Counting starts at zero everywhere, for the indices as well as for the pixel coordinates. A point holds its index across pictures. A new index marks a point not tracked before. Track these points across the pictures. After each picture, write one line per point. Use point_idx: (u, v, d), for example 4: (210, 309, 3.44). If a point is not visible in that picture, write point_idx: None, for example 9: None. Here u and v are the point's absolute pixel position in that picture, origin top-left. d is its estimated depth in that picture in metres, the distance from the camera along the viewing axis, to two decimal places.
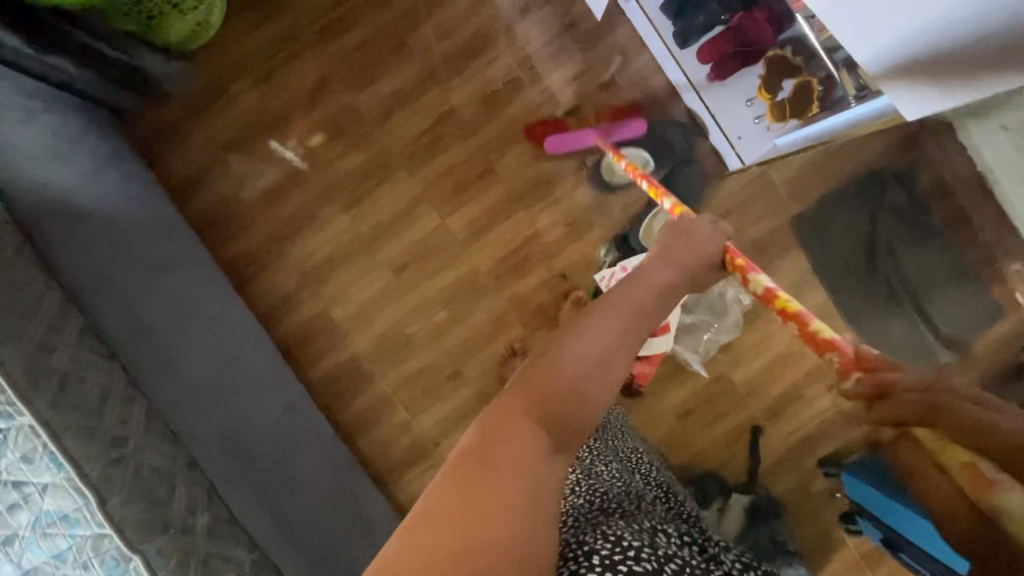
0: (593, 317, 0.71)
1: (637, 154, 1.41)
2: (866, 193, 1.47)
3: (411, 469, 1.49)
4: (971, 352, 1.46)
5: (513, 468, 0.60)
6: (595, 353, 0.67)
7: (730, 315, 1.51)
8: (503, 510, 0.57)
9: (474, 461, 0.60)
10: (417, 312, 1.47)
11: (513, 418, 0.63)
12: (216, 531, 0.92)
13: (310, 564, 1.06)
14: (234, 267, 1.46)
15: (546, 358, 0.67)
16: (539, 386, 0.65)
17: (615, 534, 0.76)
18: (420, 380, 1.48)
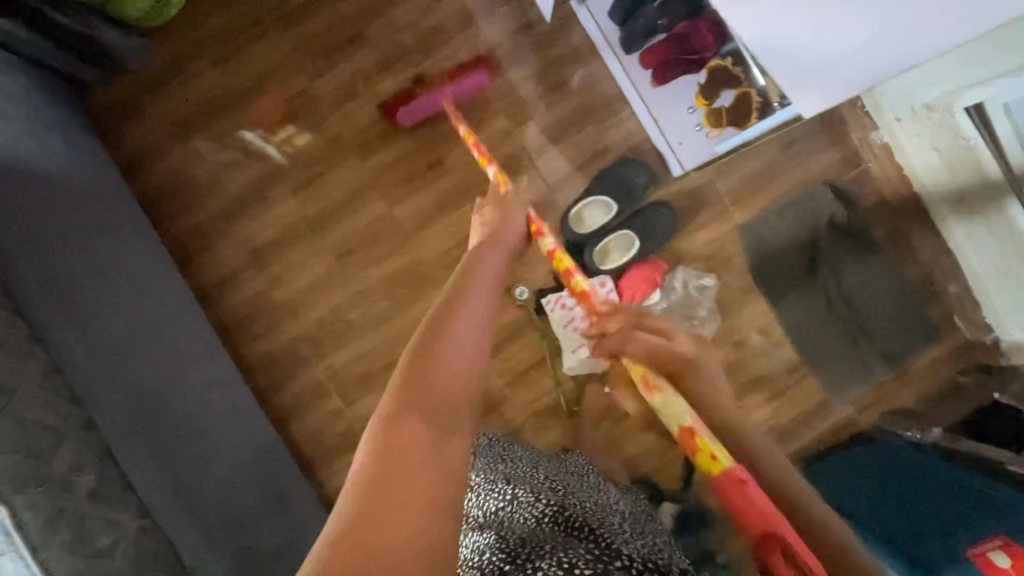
0: (466, 303, 0.67)
1: (597, 198, 1.45)
2: (809, 208, 1.47)
3: (341, 457, 1.46)
4: (906, 370, 1.49)
5: (417, 461, 0.53)
6: (473, 333, 0.63)
7: (703, 307, 1.49)
8: (407, 505, 0.49)
9: (377, 468, 0.52)
10: (357, 299, 1.46)
11: (405, 417, 0.56)
12: (98, 492, 1.00)
13: (205, 535, 1.06)
14: (176, 242, 1.47)
15: (426, 347, 0.61)
16: (422, 378, 0.59)
17: (569, 560, 0.65)
18: (356, 368, 1.47)
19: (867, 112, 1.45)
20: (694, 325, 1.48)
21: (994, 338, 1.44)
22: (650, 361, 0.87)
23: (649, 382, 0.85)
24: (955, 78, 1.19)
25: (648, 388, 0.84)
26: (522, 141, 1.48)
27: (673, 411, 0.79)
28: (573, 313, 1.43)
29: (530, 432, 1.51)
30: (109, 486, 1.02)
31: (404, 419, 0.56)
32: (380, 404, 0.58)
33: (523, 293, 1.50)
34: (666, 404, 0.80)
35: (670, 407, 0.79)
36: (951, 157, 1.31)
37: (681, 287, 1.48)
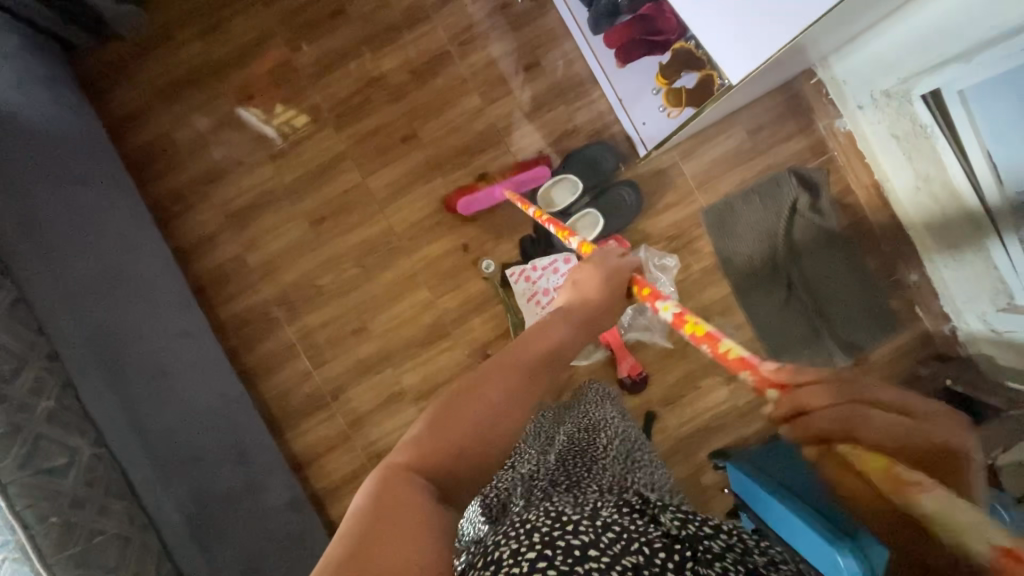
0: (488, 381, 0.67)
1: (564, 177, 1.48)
2: (771, 195, 1.50)
3: (308, 416, 1.53)
4: (866, 358, 1.50)
5: (416, 505, 0.56)
6: (488, 406, 0.65)
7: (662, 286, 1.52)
8: (406, 537, 0.53)
9: (371, 514, 0.54)
10: (329, 264, 1.54)
11: (408, 471, 0.60)
12: (56, 417, 1.00)
13: (159, 469, 1.11)
14: (159, 202, 1.56)
15: (433, 425, 0.64)
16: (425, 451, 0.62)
17: (556, 509, 0.59)
18: (327, 330, 1.54)
19: (831, 101, 1.48)
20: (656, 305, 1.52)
21: (952, 328, 1.44)
22: (893, 445, 0.61)
23: (899, 476, 0.61)
24: (915, 64, 1.21)
25: (897, 485, 0.61)
26: (494, 118, 1.53)
27: (976, 527, 0.55)
28: (536, 287, 1.47)
29: None
30: (68, 412, 1.03)
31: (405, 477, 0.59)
32: (392, 454, 0.62)
33: (490, 267, 1.51)
34: (946, 510, 0.58)
35: (959, 517, 0.56)
36: (909, 145, 1.32)
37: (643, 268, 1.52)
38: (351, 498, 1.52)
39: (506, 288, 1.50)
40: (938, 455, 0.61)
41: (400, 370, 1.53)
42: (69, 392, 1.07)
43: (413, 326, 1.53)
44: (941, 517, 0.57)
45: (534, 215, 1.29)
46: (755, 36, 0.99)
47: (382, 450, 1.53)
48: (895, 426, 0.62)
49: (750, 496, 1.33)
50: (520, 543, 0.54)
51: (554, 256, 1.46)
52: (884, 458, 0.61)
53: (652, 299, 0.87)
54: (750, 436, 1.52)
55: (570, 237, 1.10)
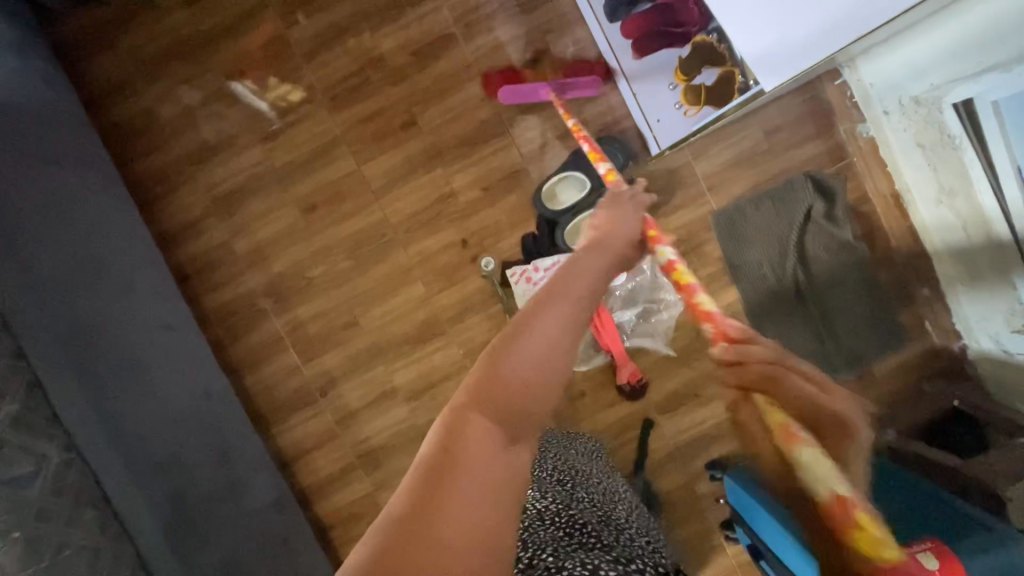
0: (551, 303, 0.58)
1: (574, 175, 1.39)
2: (785, 200, 1.43)
3: (295, 412, 1.48)
4: (872, 373, 1.46)
5: (477, 467, 0.51)
6: (541, 359, 0.56)
7: (667, 290, 1.47)
8: (465, 502, 0.49)
9: (432, 472, 0.50)
10: (320, 255, 1.46)
11: (470, 424, 0.53)
12: (23, 423, 0.99)
13: (133, 475, 1.07)
14: (141, 182, 1.48)
15: (498, 357, 0.56)
16: (489, 391, 0.55)
17: (591, 564, 0.65)
18: (317, 324, 1.47)
19: (856, 104, 1.41)
20: (659, 311, 1.48)
21: (962, 345, 1.40)
22: (796, 407, 0.63)
23: (789, 427, 0.61)
24: (955, 70, 1.12)
25: (787, 439, 0.60)
26: (499, 106, 1.44)
27: (828, 475, 0.57)
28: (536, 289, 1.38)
29: None
30: (38, 416, 1.02)
31: (469, 425, 0.53)
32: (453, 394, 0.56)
33: (489, 265, 1.41)
34: (812, 464, 0.58)
35: (824, 468, 0.58)
36: (935, 155, 1.26)
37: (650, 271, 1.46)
38: (339, 495, 1.49)
39: (507, 287, 1.43)
40: (835, 431, 0.63)
41: (391, 367, 1.47)
42: (39, 393, 1.04)
43: (406, 323, 1.47)
44: (809, 466, 0.58)
45: (572, 127, 1.21)
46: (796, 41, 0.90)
47: (371, 449, 1.48)
48: (808, 397, 0.64)
49: (747, 513, 1.30)
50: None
51: (556, 257, 1.37)
52: (784, 412, 0.62)
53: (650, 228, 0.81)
54: None
55: (599, 160, 1.04)
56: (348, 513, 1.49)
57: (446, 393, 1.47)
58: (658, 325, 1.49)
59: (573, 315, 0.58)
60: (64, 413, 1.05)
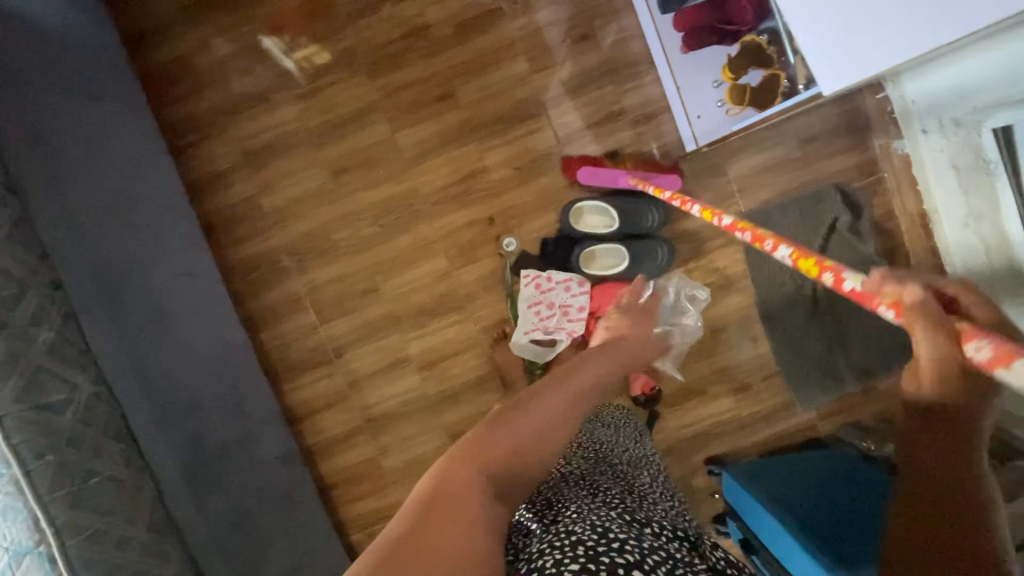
0: (541, 399, 0.69)
1: (604, 211, 1.41)
2: (812, 209, 1.45)
3: (308, 372, 1.50)
4: (877, 386, 1.49)
5: (466, 503, 0.55)
6: (541, 424, 0.66)
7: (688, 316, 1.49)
8: (458, 526, 0.52)
9: (427, 501, 0.54)
10: (346, 219, 1.47)
11: (462, 465, 0.59)
12: (57, 349, 0.99)
13: (157, 418, 1.10)
14: (173, 130, 1.48)
15: (497, 427, 0.64)
16: (487, 448, 0.61)
17: (601, 525, 0.63)
18: (336, 287, 1.48)
19: (894, 119, 1.41)
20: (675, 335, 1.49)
21: None
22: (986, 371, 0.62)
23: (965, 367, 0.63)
24: (992, 96, 1.15)
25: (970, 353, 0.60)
26: (538, 88, 1.44)
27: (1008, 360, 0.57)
28: (543, 296, 1.43)
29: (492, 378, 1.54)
30: (69, 345, 1.02)
31: (469, 466, 0.59)
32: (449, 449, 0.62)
33: (510, 246, 1.46)
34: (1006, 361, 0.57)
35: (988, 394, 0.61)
36: (968, 178, 1.25)
37: (672, 296, 1.47)
38: (344, 456, 1.51)
39: (513, 288, 1.46)
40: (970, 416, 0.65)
41: (406, 336, 1.49)
42: (73, 323, 1.05)
43: (424, 295, 1.48)
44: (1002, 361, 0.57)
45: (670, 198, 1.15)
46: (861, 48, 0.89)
47: (379, 414, 1.51)
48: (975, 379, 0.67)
49: (744, 509, 1.34)
50: (564, 554, 0.57)
51: (570, 275, 1.42)
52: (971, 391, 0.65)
53: (769, 247, 0.86)
54: (747, 448, 1.53)
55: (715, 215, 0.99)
56: (353, 474, 1.52)
57: (458, 367, 1.49)
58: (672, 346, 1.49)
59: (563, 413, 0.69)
60: (95, 343, 1.06)
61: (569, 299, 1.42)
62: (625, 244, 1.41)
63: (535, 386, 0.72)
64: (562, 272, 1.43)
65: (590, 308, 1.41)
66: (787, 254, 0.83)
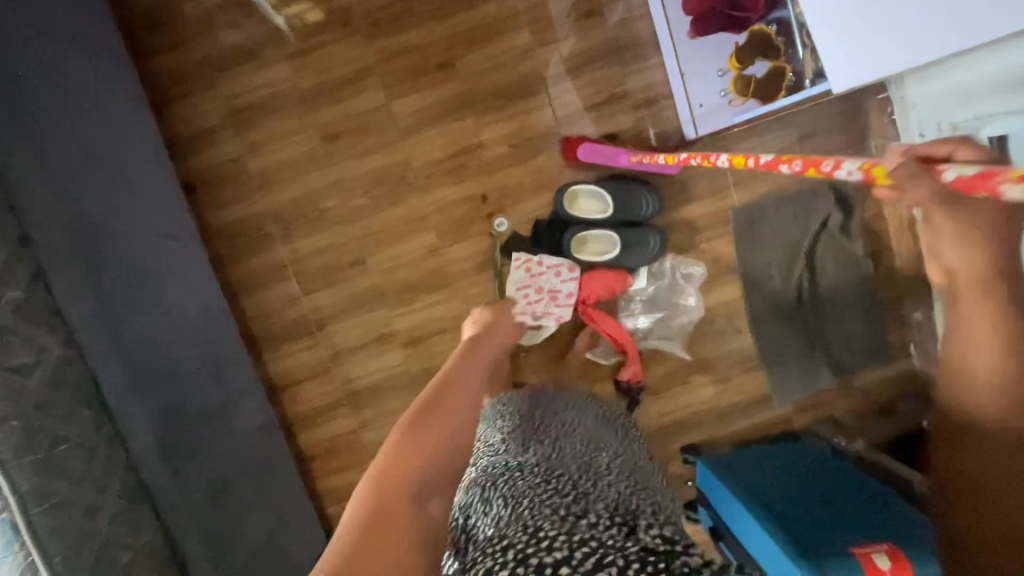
0: (436, 416, 0.81)
1: (599, 197, 1.40)
2: (804, 207, 1.46)
3: (289, 342, 1.47)
4: (852, 384, 1.53)
5: (400, 515, 0.67)
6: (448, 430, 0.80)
7: (686, 295, 1.49)
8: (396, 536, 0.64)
9: (365, 522, 0.64)
10: (335, 188, 1.43)
11: (389, 482, 0.70)
12: (24, 309, 0.98)
13: (131, 381, 1.09)
14: (153, 81, 1.40)
15: (402, 448, 0.75)
16: (396, 466, 0.72)
17: (535, 525, 0.63)
18: (322, 258, 1.45)
19: (893, 121, 1.41)
20: (679, 315, 1.50)
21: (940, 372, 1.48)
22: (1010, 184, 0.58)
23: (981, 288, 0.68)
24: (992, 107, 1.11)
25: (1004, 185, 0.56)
26: (540, 63, 1.40)
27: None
28: (533, 280, 1.41)
29: None
30: (37, 307, 1.00)
31: (389, 481, 0.70)
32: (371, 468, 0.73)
33: (501, 226, 1.44)
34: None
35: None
36: None
37: (669, 274, 1.48)
38: (323, 429, 1.50)
39: (502, 270, 1.45)
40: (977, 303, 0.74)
41: (392, 311, 1.46)
42: (40, 281, 1.04)
43: (412, 271, 1.45)
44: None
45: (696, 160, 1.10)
46: (878, 48, 0.89)
47: (361, 388, 1.49)
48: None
49: (715, 496, 1.37)
50: (494, 564, 0.59)
51: (561, 259, 1.41)
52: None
53: (825, 167, 0.79)
54: (723, 437, 1.56)
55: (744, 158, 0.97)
56: (332, 447, 1.51)
57: (443, 344, 1.48)
58: (675, 328, 1.51)
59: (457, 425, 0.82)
60: (64, 305, 1.05)
61: (558, 284, 1.42)
62: (617, 231, 1.40)
63: (428, 403, 0.83)
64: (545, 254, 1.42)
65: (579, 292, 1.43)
66: (853, 168, 0.76)
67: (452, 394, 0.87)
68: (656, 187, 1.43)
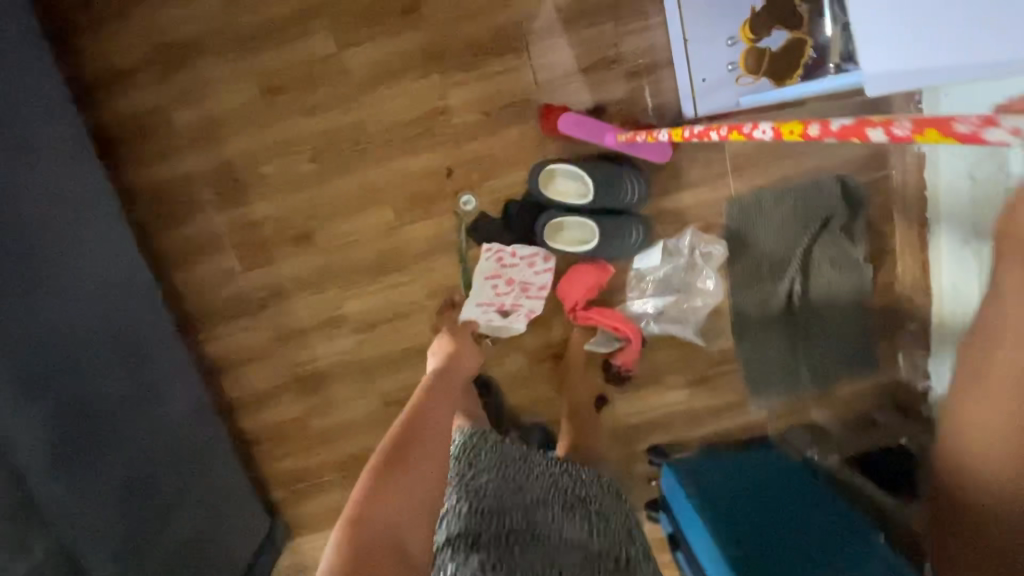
0: (413, 451, 0.76)
1: (580, 180, 1.24)
2: (805, 202, 1.32)
3: (227, 321, 1.33)
4: (833, 392, 1.44)
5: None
6: (425, 475, 0.74)
7: (700, 276, 1.34)
8: None
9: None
10: (279, 150, 1.24)
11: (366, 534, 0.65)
12: None
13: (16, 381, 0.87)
14: (61, 8, 1.17)
15: (382, 489, 0.69)
16: (373, 510, 0.67)
17: None
18: (263, 229, 1.28)
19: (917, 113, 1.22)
20: (693, 298, 1.34)
21: (926, 386, 1.39)
22: None
23: None
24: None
25: None
26: (522, 16, 1.20)
27: None
28: (502, 270, 1.28)
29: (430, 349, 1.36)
30: None
31: (371, 526, 0.65)
32: (341, 518, 0.67)
33: (468, 204, 1.27)
34: None
35: None
36: (981, 193, 1.13)
37: (687, 252, 1.32)
38: (266, 413, 1.39)
39: (468, 257, 1.30)
40: None
41: (343, 292, 1.32)
42: None
43: (366, 249, 1.30)
44: None
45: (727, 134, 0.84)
46: None
47: (310, 372, 1.37)
48: None
49: (677, 503, 1.31)
50: None
51: (534, 249, 1.27)
52: None
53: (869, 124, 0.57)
54: (694, 440, 1.48)
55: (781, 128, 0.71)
56: (276, 432, 1.41)
57: (399, 331, 1.35)
58: (689, 312, 1.35)
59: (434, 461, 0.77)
60: None
61: (530, 276, 1.29)
62: (597, 220, 1.25)
63: (401, 440, 0.77)
64: (524, 243, 1.27)
65: (552, 284, 1.31)
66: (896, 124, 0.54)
67: (426, 419, 0.82)
68: (644, 171, 1.26)
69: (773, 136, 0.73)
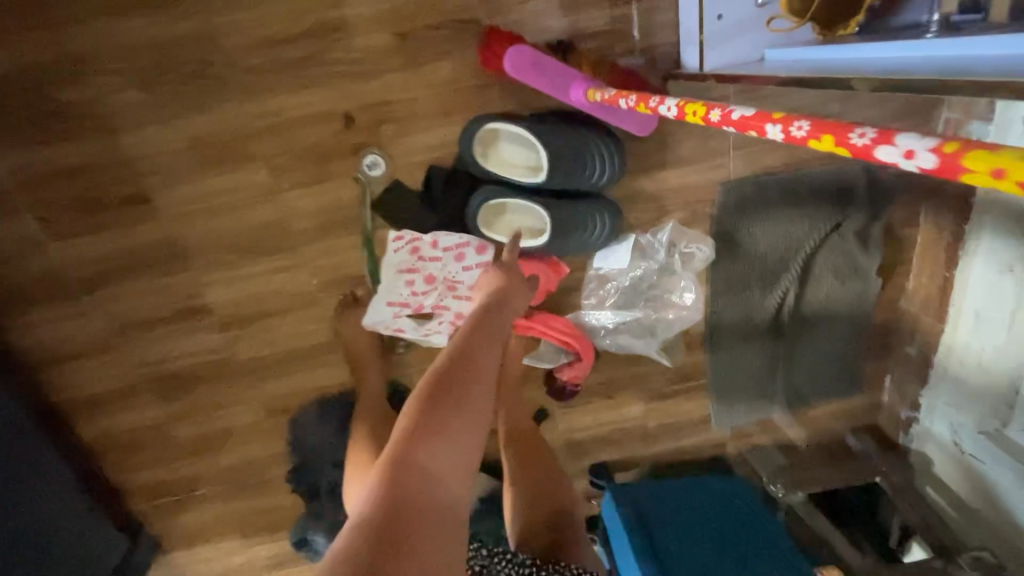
0: (465, 389, 0.62)
1: (529, 150, 0.90)
2: (812, 194, 1.05)
3: (41, 306, 0.98)
4: (808, 414, 1.25)
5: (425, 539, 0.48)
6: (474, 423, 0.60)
7: (676, 281, 1.06)
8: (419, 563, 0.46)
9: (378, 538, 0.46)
10: (96, 65, 0.86)
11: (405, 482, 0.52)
12: None
13: None
14: None
15: (430, 429, 0.57)
16: (421, 453, 0.54)
17: None
18: (80, 179, 0.91)
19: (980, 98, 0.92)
20: (663, 309, 1.07)
21: (910, 416, 1.20)
22: None
23: None
24: None
25: None
26: None
27: None
28: (420, 265, 0.97)
29: (326, 351, 1.06)
30: None
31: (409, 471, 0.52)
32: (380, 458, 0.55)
33: (373, 168, 0.93)
34: None
35: None
36: None
37: (664, 250, 1.04)
38: (111, 421, 1.08)
39: (377, 244, 0.98)
40: None
41: (202, 274, 0.98)
42: None
43: (232, 218, 0.95)
44: None
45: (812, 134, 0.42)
46: None
47: (165, 373, 1.05)
48: None
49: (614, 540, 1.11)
50: None
51: (464, 237, 0.95)
52: None
53: None
54: (644, 460, 1.27)
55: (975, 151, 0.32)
56: (126, 442, 1.10)
57: (282, 328, 1.03)
58: (655, 325, 1.08)
59: (489, 411, 0.63)
60: None
61: (457, 272, 0.98)
62: (548, 205, 0.92)
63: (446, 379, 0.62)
64: (449, 231, 0.95)
65: None
66: None
67: (476, 355, 0.67)
68: (619, 140, 0.93)
69: (931, 169, 0.35)
